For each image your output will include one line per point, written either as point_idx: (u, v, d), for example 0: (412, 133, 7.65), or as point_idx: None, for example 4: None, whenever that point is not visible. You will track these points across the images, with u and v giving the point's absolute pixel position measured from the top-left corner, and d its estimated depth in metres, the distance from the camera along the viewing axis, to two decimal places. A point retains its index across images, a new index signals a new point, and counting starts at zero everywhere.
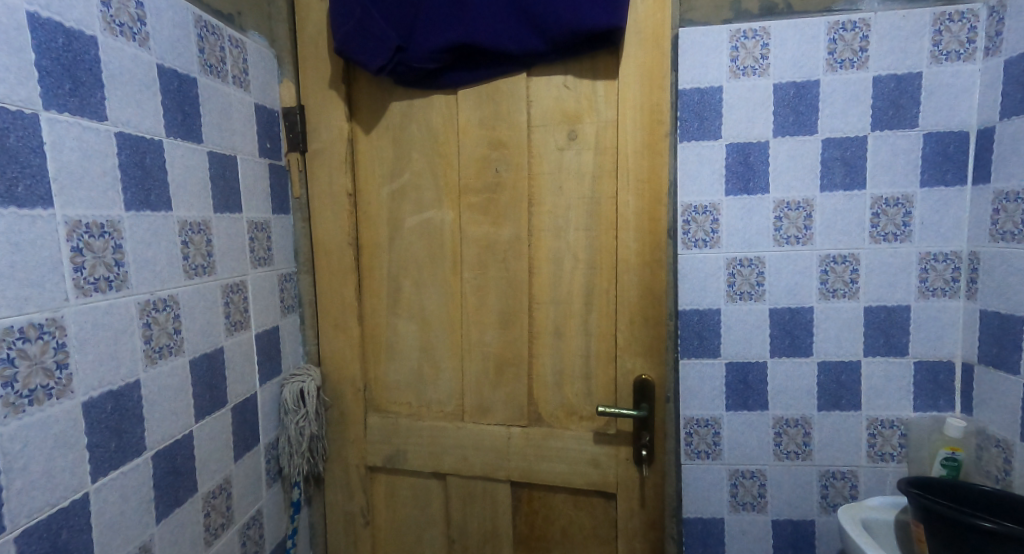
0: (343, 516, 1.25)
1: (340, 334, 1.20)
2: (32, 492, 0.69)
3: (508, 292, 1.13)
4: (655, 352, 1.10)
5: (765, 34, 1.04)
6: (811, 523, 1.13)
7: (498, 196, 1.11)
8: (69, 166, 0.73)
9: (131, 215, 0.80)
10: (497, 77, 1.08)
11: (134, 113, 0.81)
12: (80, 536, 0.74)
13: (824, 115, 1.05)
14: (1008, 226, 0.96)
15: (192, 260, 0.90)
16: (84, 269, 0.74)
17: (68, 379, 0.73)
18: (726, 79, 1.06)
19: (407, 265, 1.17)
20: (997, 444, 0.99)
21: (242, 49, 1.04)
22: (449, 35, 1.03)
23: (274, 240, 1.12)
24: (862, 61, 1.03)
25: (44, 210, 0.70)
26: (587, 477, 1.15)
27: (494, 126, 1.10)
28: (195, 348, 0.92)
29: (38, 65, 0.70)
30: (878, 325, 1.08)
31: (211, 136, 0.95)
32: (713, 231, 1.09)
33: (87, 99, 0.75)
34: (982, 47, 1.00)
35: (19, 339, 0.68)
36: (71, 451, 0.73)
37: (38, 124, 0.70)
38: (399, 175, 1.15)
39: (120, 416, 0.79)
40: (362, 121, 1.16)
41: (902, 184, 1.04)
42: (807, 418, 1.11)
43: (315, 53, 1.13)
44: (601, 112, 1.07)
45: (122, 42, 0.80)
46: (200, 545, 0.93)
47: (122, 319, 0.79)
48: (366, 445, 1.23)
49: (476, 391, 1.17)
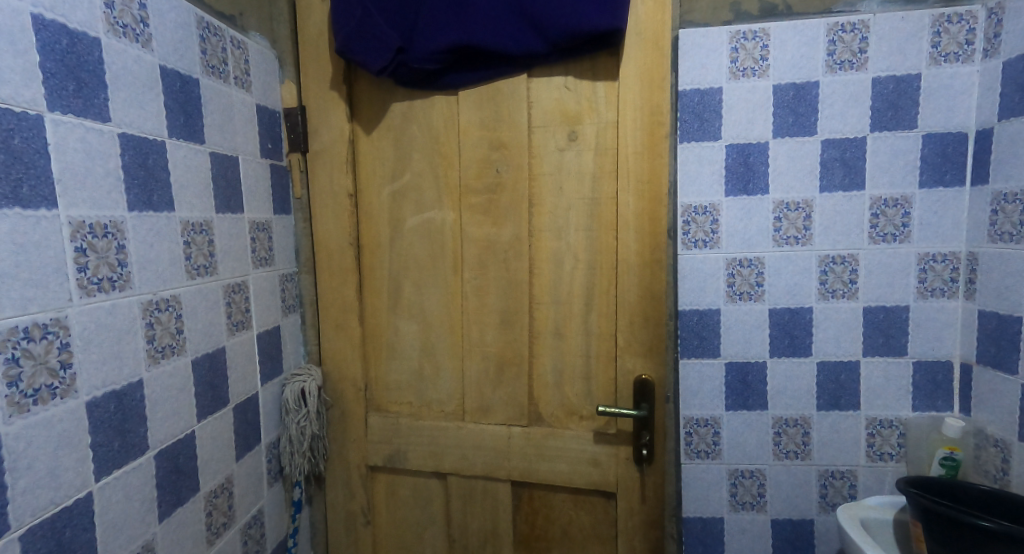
0: (344, 515, 1.25)
1: (341, 334, 1.20)
2: (36, 491, 0.70)
3: (508, 292, 1.14)
4: (655, 351, 1.11)
5: (764, 35, 1.05)
6: (811, 522, 1.14)
7: (498, 197, 1.12)
8: (72, 166, 0.73)
9: (134, 216, 0.81)
10: (497, 78, 1.09)
11: (137, 114, 0.81)
12: (84, 535, 0.75)
13: (823, 116, 1.05)
14: (1006, 227, 0.96)
15: (194, 261, 0.91)
16: (88, 269, 0.74)
17: (73, 378, 0.73)
18: (726, 80, 1.06)
19: (408, 265, 1.18)
20: (995, 444, 1.00)
21: (243, 50, 1.04)
22: (450, 36, 1.03)
23: (275, 240, 1.13)
24: (862, 62, 1.03)
25: (49, 211, 0.71)
26: (587, 476, 1.16)
27: (495, 127, 1.10)
28: (197, 348, 0.92)
29: (42, 67, 0.70)
30: (877, 325, 1.08)
31: (213, 137, 0.95)
32: (713, 232, 1.10)
33: (91, 100, 0.75)
34: (981, 48, 1.00)
35: (24, 339, 0.68)
36: (75, 450, 0.73)
37: (42, 125, 0.70)
38: (400, 175, 1.16)
39: (123, 416, 0.79)
40: (363, 122, 1.16)
41: (901, 185, 1.05)
42: (807, 418, 1.12)
43: (316, 54, 1.13)
44: (602, 113, 1.07)
45: (125, 43, 0.80)
46: (202, 544, 0.93)
47: (125, 319, 0.79)
48: (366, 444, 1.23)
49: (476, 391, 1.18)
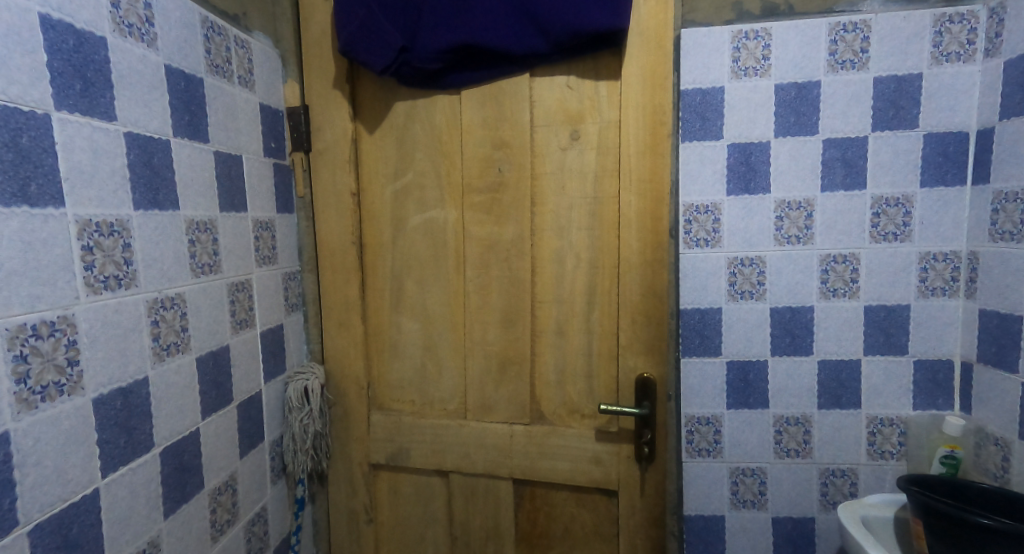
0: (347, 513, 1.26)
1: (344, 332, 1.21)
2: (44, 487, 0.70)
3: (510, 291, 1.14)
4: (657, 350, 1.11)
5: (766, 35, 1.05)
6: (811, 520, 1.14)
7: (501, 196, 1.12)
8: (79, 165, 0.74)
9: (140, 215, 0.81)
10: (500, 77, 1.09)
11: (143, 113, 0.82)
12: (90, 530, 0.75)
13: (825, 115, 1.05)
14: (1007, 226, 0.97)
15: (199, 259, 0.91)
16: (94, 267, 0.75)
17: (79, 375, 0.74)
18: (728, 79, 1.07)
19: (411, 263, 1.18)
20: (995, 442, 1.00)
21: (247, 49, 1.04)
22: (453, 36, 1.04)
23: (278, 239, 1.13)
24: (863, 62, 1.04)
25: (56, 209, 0.71)
26: (589, 474, 1.16)
27: (497, 127, 1.11)
28: (202, 346, 0.93)
29: (49, 66, 0.70)
30: (878, 324, 1.09)
31: (217, 136, 0.96)
32: (714, 231, 1.10)
33: (97, 100, 0.76)
34: (982, 48, 1.00)
35: (32, 336, 0.69)
36: (82, 447, 0.74)
37: (49, 124, 0.70)
38: (403, 174, 1.16)
39: (129, 413, 0.80)
40: (366, 121, 1.16)
41: (902, 184, 1.05)
42: (807, 417, 1.12)
43: (320, 53, 1.14)
44: (604, 112, 1.08)
45: (131, 43, 0.80)
46: (206, 540, 0.94)
47: (130, 317, 0.80)
48: (369, 442, 1.24)
49: (478, 389, 1.18)
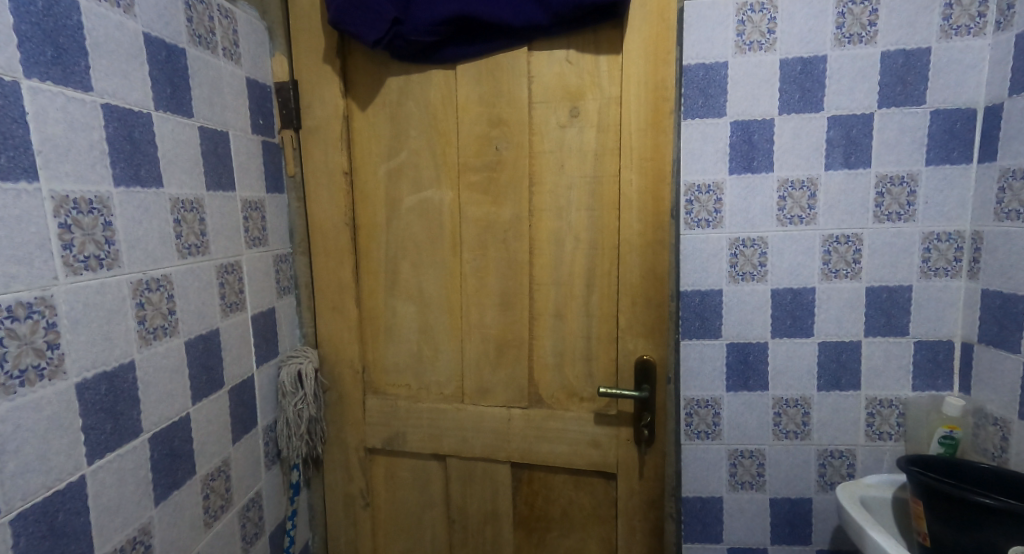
0: (342, 497, 1.24)
1: (338, 316, 1.18)
2: (27, 474, 0.67)
3: (508, 272, 1.12)
4: (656, 332, 1.09)
5: (772, 7, 1.02)
6: (808, 502, 1.14)
7: (498, 175, 1.09)
8: (53, 138, 0.70)
9: (120, 192, 0.77)
10: (497, 51, 1.05)
11: (122, 84, 0.78)
12: (77, 518, 0.73)
13: (829, 91, 1.03)
14: (1013, 205, 0.95)
15: (185, 239, 0.88)
16: (73, 247, 0.71)
17: (61, 358, 0.71)
18: (732, 54, 1.04)
19: (406, 245, 1.15)
20: (994, 422, 0.99)
21: (231, 19, 1.00)
22: (449, 7, 1.00)
23: (269, 220, 1.10)
24: (871, 36, 1.01)
25: (29, 184, 0.67)
26: (588, 457, 1.15)
27: (494, 103, 1.07)
28: (190, 329, 0.89)
29: (17, 30, 0.66)
30: (880, 305, 1.07)
31: (201, 110, 0.92)
32: (716, 212, 1.08)
33: (71, 68, 0.71)
34: (993, 21, 0.98)
35: (8, 318, 0.65)
36: (66, 432, 0.71)
37: (19, 93, 0.66)
38: (397, 153, 1.13)
39: (114, 398, 0.77)
40: (358, 98, 1.13)
41: (907, 162, 1.03)
42: (807, 398, 1.11)
43: (309, 27, 1.09)
44: (604, 88, 1.04)
45: (106, 8, 0.76)
46: (198, 527, 0.91)
47: (114, 299, 0.77)
48: (364, 427, 1.22)
49: (475, 373, 1.16)
